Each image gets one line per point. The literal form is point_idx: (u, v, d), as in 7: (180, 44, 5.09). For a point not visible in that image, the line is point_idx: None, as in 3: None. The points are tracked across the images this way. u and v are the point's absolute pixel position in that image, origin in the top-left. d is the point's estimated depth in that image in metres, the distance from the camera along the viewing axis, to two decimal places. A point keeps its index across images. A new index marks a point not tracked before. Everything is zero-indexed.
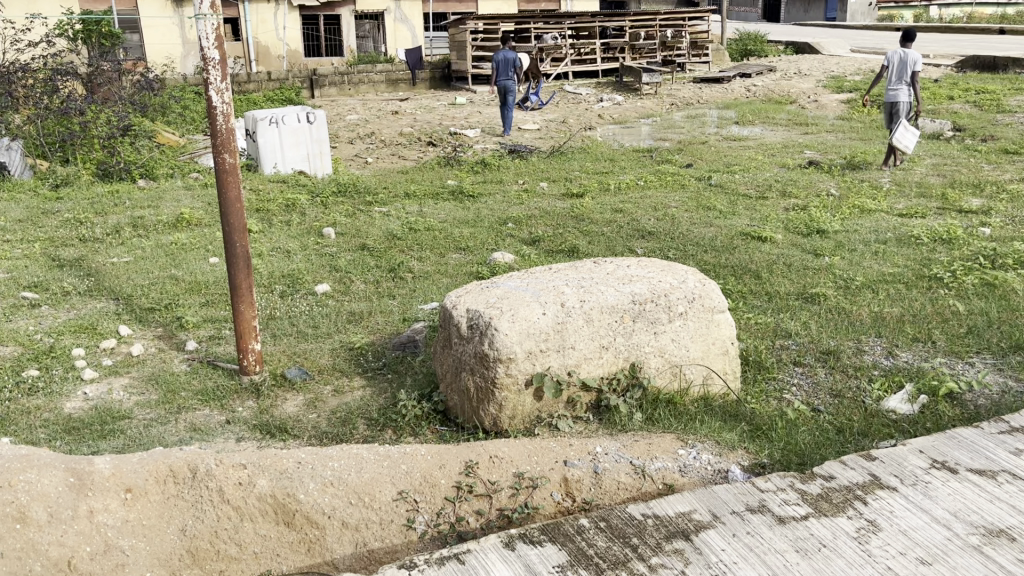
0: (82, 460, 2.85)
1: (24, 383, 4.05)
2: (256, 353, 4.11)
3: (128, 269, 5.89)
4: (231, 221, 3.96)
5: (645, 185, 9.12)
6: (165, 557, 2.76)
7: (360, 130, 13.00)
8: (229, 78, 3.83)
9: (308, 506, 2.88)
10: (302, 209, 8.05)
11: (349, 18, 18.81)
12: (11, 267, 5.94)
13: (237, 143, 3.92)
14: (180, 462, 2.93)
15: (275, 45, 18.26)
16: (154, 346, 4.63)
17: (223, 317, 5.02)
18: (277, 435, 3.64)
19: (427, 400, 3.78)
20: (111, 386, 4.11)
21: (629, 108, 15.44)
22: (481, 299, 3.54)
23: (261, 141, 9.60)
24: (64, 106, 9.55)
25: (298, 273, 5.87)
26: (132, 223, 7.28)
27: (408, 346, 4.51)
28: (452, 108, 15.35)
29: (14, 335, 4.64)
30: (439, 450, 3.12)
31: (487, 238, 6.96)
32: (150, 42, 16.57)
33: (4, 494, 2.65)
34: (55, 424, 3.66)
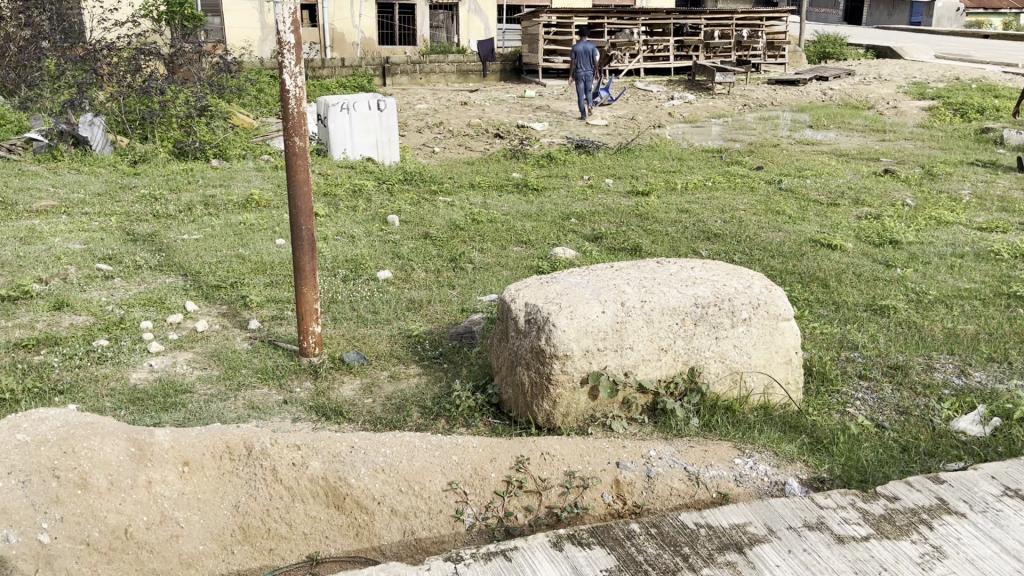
0: (143, 432, 2.91)
1: (93, 352, 4.18)
2: (316, 335, 4.16)
3: (198, 246, 6.03)
4: (298, 204, 4.00)
5: (713, 186, 8.97)
6: (217, 531, 2.80)
7: (429, 120, 13.07)
8: (303, 62, 3.86)
9: (358, 490, 2.90)
10: (368, 196, 8.14)
11: (424, 9, 18.96)
12: (88, 239, 6.13)
13: (308, 127, 3.96)
14: (236, 440, 2.98)
15: (350, 32, 18.43)
16: (218, 323, 4.72)
17: (286, 298, 5.09)
18: (331, 417, 3.67)
19: (482, 392, 3.78)
20: (176, 360, 4.21)
21: (700, 108, 15.20)
22: (540, 294, 3.51)
23: (332, 125, 9.73)
24: (145, 85, 9.83)
25: (361, 259, 5.93)
26: (203, 202, 7.45)
27: (464, 337, 4.51)
28: (521, 100, 15.33)
29: (87, 305, 4.78)
30: (491, 443, 3.11)
31: (550, 233, 6.93)
32: (230, 25, 16.93)
33: (68, 459, 2.70)
34: (121, 394, 3.76)
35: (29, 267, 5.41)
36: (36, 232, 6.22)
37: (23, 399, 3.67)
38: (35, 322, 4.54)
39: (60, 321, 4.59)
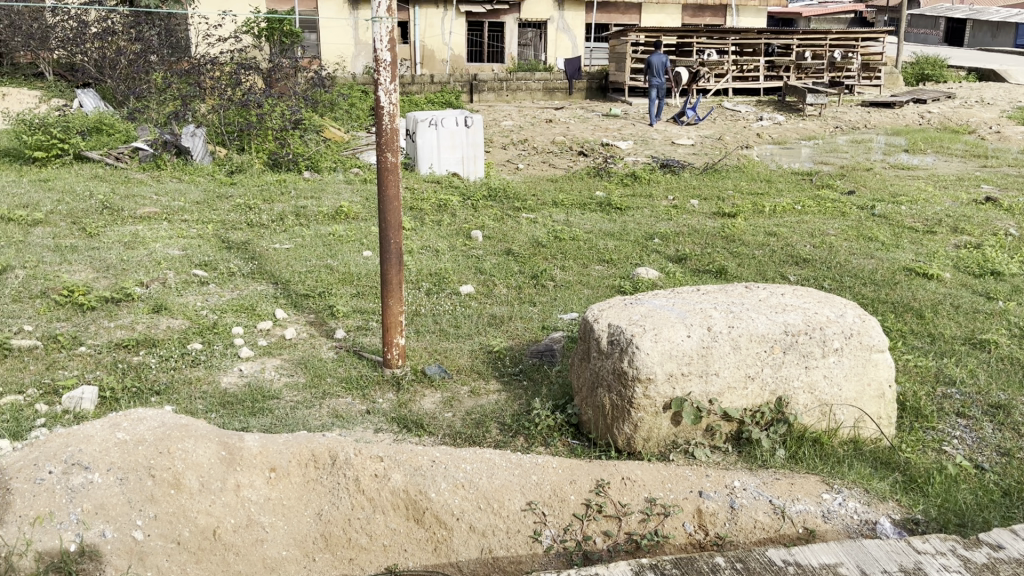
0: (233, 436, 3.02)
1: (188, 355, 4.33)
2: (400, 347, 4.22)
3: (290, 256, 6.20)
4: (388, 218, 4.08)
5: (802, 210, 8.75)
6: (301, 538, 2.86)
7: (514, 137, 13.17)
8: (398, 79, 3.93)
9: (438, 505, 2.91)
10: (453, 211, 8.23)
11: (513, 27, 19.06)
12: (187, 245, 6.38)
13: (400, 143, 4.03)
14: (321, 448, 3.06)
15: (440, 49, 18.71)
16: (306, 331, 4.84)
17: (371, 309, 5.19)
18: (412, 429, 3.71)
19: (562, 411, 3.75)
20: (265, 365, 4.32)
21: (790, 129, 14.90)
22: (624, 315, 3.47)
23: (420, 141, 9.87)
24: (244, 99, 10.10)
25: (444, 272, 5.99)
26: (295, 212, 7.66)
27: (545, 354, 4.49)
28: (607, 119, 15.30)
29: (183, 309, 4.96)
30: (571, 464, 3.10)
31: (632, 253, 6.86)
32: (326, 42, 17.42)
33: (164, 460, 2.80)
34: (212, 396, 3.89)
35: (132, 271, 5.65)
36: (139, 238, 6.50)
37: (122, 397, 3.82)
38: (136, 324, 4.73)
39: (158, 323, 4.77)
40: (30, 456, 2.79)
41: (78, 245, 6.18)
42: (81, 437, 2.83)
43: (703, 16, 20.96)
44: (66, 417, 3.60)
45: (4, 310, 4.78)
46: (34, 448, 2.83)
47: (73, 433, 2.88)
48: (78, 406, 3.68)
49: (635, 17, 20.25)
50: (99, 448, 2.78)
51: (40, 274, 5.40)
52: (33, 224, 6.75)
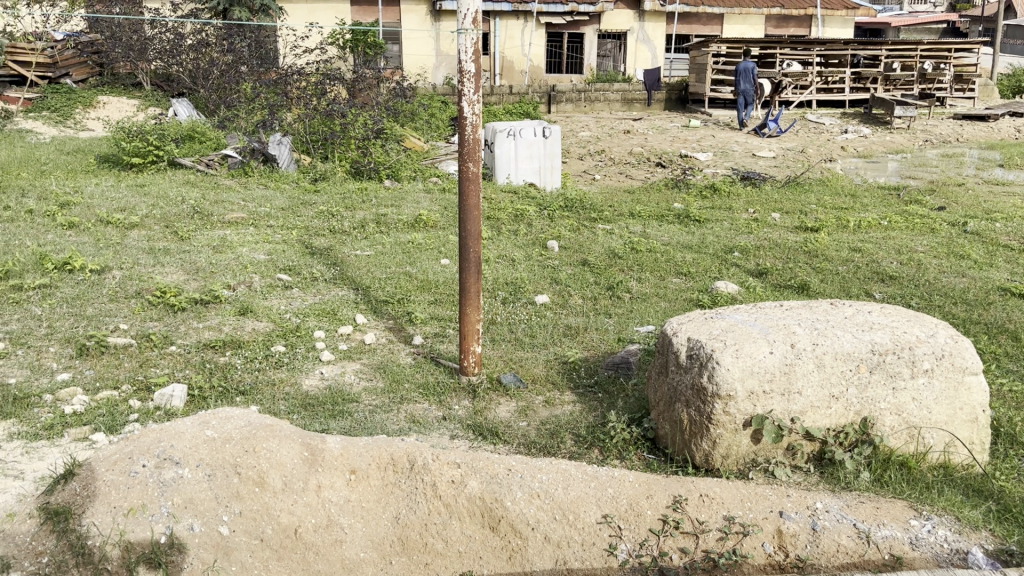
0: (316, 438, 3.09)
1: (272, 356, 4.46)
2: (476, 355, 4.25)
3: (370, 263, 6.32)
4: (468, 228, 4.11)
5: (889, 226, 8.47)
6: (378, 540, 2.90)
7: (591, 148, 13.14)
8: (482, 91, 3.97)
9: (513, 514, 2.93)
10: (530, 221, 8.25)
11: (592, 37, 19.12)
12: (272, 250, 6.56)
13: (482, 153, 4.05)
14: (400, 452, 3.10)
15: (519, 60, 18.84)
16: (384, 336, 4.92)
17: (448, 317, 5.24)
18: (487, 437, 3.73)
19: (637, 424, 3.71)
20: (344, 369, 4.41)
21: (877, 143, 14.48)
22: (704, 329, 3.43)
23: (497, 151, 9.93)
24: (329, 108, 10.38)
25: (520, 282, 6.01)
26: (375, 220, 7.81)
27: (621, 366, 4.45)
28: (686, 130, 15.13)
29: (268, 313, 5.10)
30: (647, 479, 3.08)
31: (711, 266, 6.76)
32: (408, 52, 17.75)
33: (249, 458, 2.89)
34: (294, 398, 3.98)
35: (220, 274, 5.85)
36: (227, 242, 6.72)
37: (210, 396, 3.95)
38: (223, 325, 4.89)
39: (244, 325, 4.92)
40: (125, 450, 2.91)
41: (171, 248, 6.43)
42: (174, 434, 2.95)
43: (788, 26, 20.56)
44: (158, 413, 3.74)
45: (101, 309, 5.00)
46: (128, 442, 2.96)
47: (165, 429, 3.00)
48: (168, 403, 3.82)
49: (717, 28, 20.01)
50: (190, 445, 2.89)
51: (135, 276, 5.63)
52: (129, 227, 7.04)
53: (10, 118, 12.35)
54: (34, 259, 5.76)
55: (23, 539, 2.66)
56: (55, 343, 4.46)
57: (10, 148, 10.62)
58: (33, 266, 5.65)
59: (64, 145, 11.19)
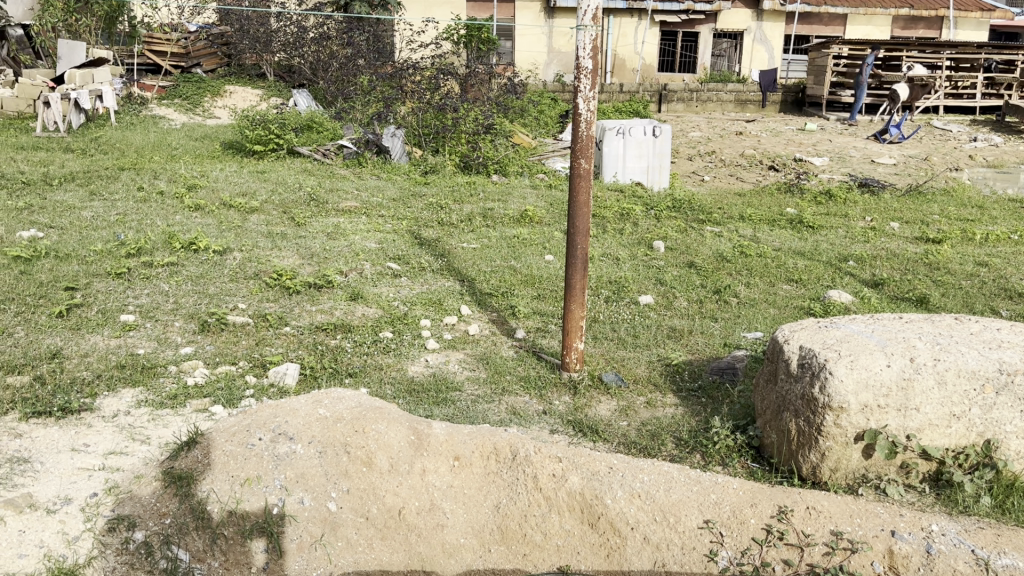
0: (422, 423, 3.17)
1: (380, 342, 4.57)
2: (579, 352, 4.24)
3: (476, 255, 6.39)
4: (576, 225, 4.11)
5: (1020, 240, 7.99)
6: (479, 527, 2.98)
7: (701, 148, 12.93)
8: (598, 87, 3.94)
9: (613, 512, 2.95)
10: (636, 220, 8.18)
11: (708, 37, 18.76)
12: (382, 239, 6.72)
13: (594, 150, 4.04)
14: (503, 442, 3.15)
15: (631, 58, 18.72)
16: (488, 328, 4.97)
17: (551, 312, 5.25)
18: (587, 434, 3.72)
19: (741, 432, 3.63)
20: (449, 358, 4.48)
21: (1008, 152, 13.67)
22: (818, 338, 3.31)
23: (605, 149, 9.89)
24: (441, 102, 10.47)
25: (624, 281, 5.97)
26: (482, 214, 7.89)
27: (726, 371, 4.35)
28: (802, 134, 14.68)
29: (377, 300, 5.23)
30: (752, 487, 3.02)
31: (824, 274, 6.54)
32: (520, 49, 17.84)
33: (358, 438, 2.99)
34: (400, 383, 4.08)
35: (333, 260, 6.04)
36: (341, 230, 6.93)
37: (321, 376, 4.09)
38: (334, 309, 5.04)
39: (354, 311, 5.06)
40: (243, 423, 3.07)
41: (288, 233, 6.68)
42: (288, 411, 3.09)
43: (917, 28, 19.62)
44: (272, 390, 3.90)
45: (223, 288, 5.24)
46: (246, 416, 3.12)
47: (280, 406, 3.15)
48: (282, 381, 3.98)
49: (839, 28, 19.32)
50: (304, 422, 3.02)
51: (254, 258, 5.88)
52: (249, 211, 7.35)
53: (146, 104, 13.07)
54: (164, 238, 6.09)
55: (148, 500, 2.81)
56: (180, 318, 4.70)
57: (145, 132, 11.26)
58: (162, 245, 5.97)
59: (193, 131, 11.77)
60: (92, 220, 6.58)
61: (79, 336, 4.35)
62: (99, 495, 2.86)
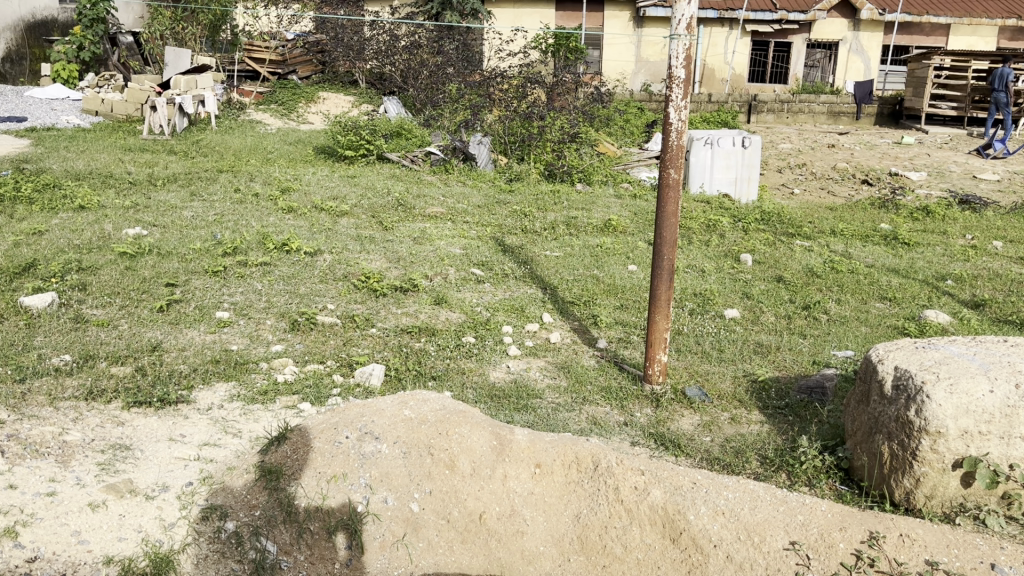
0: (505, 429, 3.20)
1: (463, 346, 4.61)
2: (662, 364, 4.19)
3: (559, 263, 6.39)
4: (663, 235, 4.06)
5: None
6: (558, 537, 2.98)
7: (791, 160, 12.62)
8: (690, 97, 3.89)
9: (696, 529, 2.92)
10: (723, 232, 8.05)
11: (801, 47, 18.32)
12: (467, 245, 6.79)
13: (684, 160, 3.98)
14: (585, 452, 3.16)
15: (721, 67, 18.45)
16: (569, 337, 4.95)
17: (633, 323, 5.20)
18: (669, 448, 3.67)
19: (830, 452, 3.52)
20: (530, 365, 4.49)
21: None
22: (914, 359, 3.18)
23: (693, 160, 9.76)
24: (528, 111, 10.56)
25: (709, 294, 5.87)
26: (566, 222, 7.88)
27: (815, 391, 4.21)
28: (898, 147, 14.18)
29: (461, 304, 5.28)
30: (842, 510, 2.97)
31: (920, 293, 6.29)
32: (608, 58, 17.78)
33: (442, 440, 3.03)
34: (481, 388, 4.10)
35: (419, 264, 6.12)
36: (427, 234, 7.03)
37: (405, 378, 4.15)
38: (419, 313, 5.12)
39: (438, 315, 5.12)
40: (331, 421, 3.17)
41: (376, 237, 6.81)
42: (375, 411, 3.18)
43: None
44: (357, 390, 3.97)
45: (312, 288, 5.37)
46: (335, 414, 3.21)
47: (368, 405, 3.24)
48: (367, 381, 4.05)
49: (942, 38, 18.59)
50: (389, 422, 3.09)
51: (344, 260, 6.01)
52: (339, 214, 7.53)
53: (244, 109, 13.57)
54: (258, 239, 6.29)
55: (239, 493, 2.90)
56: (271, 316, 4.84)
57: (243, 136, 11.67)
58: (257, 244, 6.17)
59: (287, 136, 12.14)
60: (192, 219, 6.84)
61: (178, 330, 4.53)
62: (194, 484, 2.98)
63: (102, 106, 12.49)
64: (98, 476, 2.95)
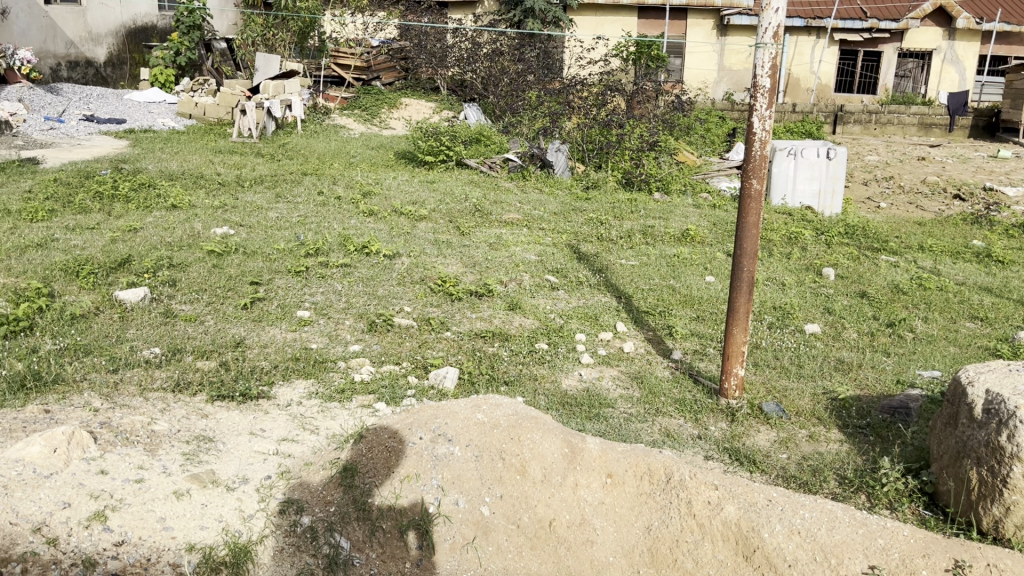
0: (577, 437, 3.20)
1: (536, 353, 4.62)
2: (738, 378, 4.11)
3: (635, 273, 6.34)
4: (743, 246, 4.00)
5: None
6: (628, 548, 2.95)
7: (878, 173, 12.25)
8: (775, 106, 3.82)
9: (771, 546, 2.86)
10: (805, 244, 7.86)
11: (891, 56, 17.78)
12: (542, 252, 6.80)
13: (767, 171, 3.91)
14: (658, 464, 3.13)
15: (806, 77, 18.05)
16: (643, 347, 4.91)
17: (709, 335, 5.12)
18: (744, 464, 3.59)
19: (914, 475, 3.40)
20: (602, 374, 4.46)
21: None
22: (1008, 381, 3.05)
23: (775, 170, 9.58)
24: (607, 119, 10.50)
25: (790, 308, 5.73)
26: (643, 231, 7.82)
27: (898, 411, 4.07)
28: (994, 161, 13.61)
29: (534, 311, 5.29)
30: (925, 536, 2.89)
31: (1014, 314, 6.02)
32: (690, 66, 17.58)
33: (514, 445, 3.06)
34: (553, 395, 4.10)
35: (494, 270, 6.17)
36: (503, 240, 7.06)
37: (478, 382, 4.18)
38: (493, 317, 5.15)
39: (512, 320, 5.14)
40: (407, 422, 3.23)
41: (453, 242, 6.88)
42: (449, 413, 3.22)
43: None
44: (431, 391, 4.03)
45: (390, 290, 5.46)
46: (410, 415, 3.28)
47: (442, 407, 3.29)
48: (441, 384, 4.09)
49: None
50: (463, 425, 3.13)
51: (421, 264, 6.10)
52: (418, 219, 7.64)
53: (329, 114, 13.90)
54: (339, 241, 6.43)
55: (316, 489, 2.97)
56: (350, 317, 4.94)
57: (327, 140, 11.95)
58: (338, 246, 6.31)
59: (369, 141, 12.38)
60: (278, 220, 7.04)
61: (260, 328, 4.67)
62: (272, 478, 3.06)
63: (196, 110, 12.96)
64: (182, 466, 3.05)
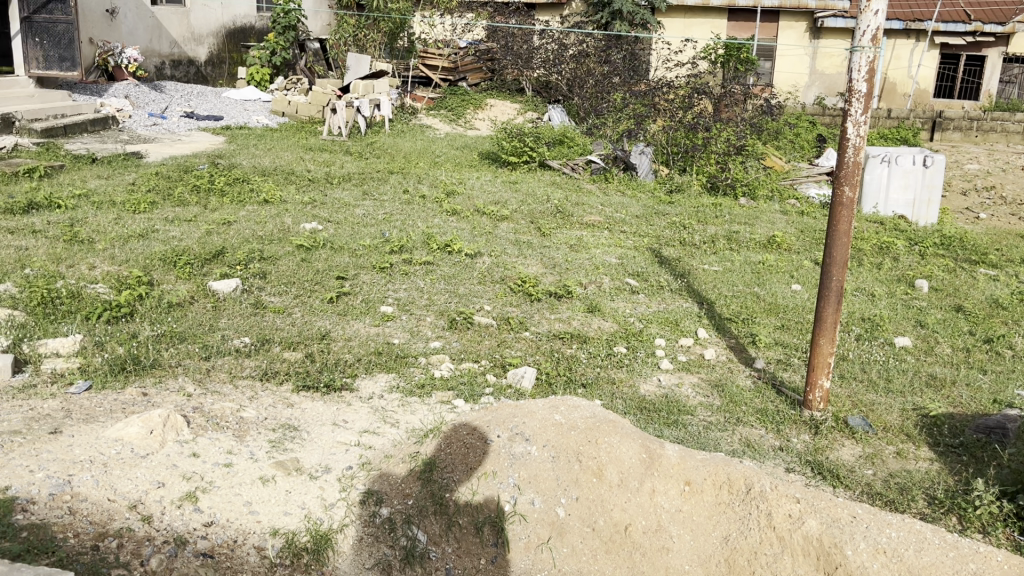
0: (655, 442, 3.18)
1: (614, 356, 4.59)
2: (823, 391, 4.00)
3: (718, 278, 6.24)
4: (833, 254, 3.88)
5: None
6: (705, 558, 2.92)
7: (978, 182, 11.73)
8: (871, 112, 3.70)
9: (854, 564, 2.78)
10: (897, 254, 7.60)
11: (996, 60, 16.95)
12: (623, 255, 6.75)
13: (861, 178, 3.79)
14: (738, 474, 3.07)
15: (904, 82, 17.42)
16: (725, 354, 4.83)
17: (794, 345, 5.00)
18: (826, 478, 3.50)
19: (1010, 499, 3.25)
20: (682, 381, 4.41)
21: None
22: None
23: (867, 178, 9.29)
24: (694, 122, 10.38)
25: (880, 319, 5.54)
26: (727, 236, 7.68)
27: (995, 431, 3.87)
28: None
29: (614, 314, 5.27)
30: (1020, 563, 2.78)
31: None
32: (781, 70, 17.11)
33: (591, 448, 3.06)
34: (631, 400, 4.07)
35: (574, 271, 6.16)
36: (584, 242, 7.05)
37: (556, 383, 4.18)
38: (572, 319, 5.15)
39: (591, 322, 5.13)
40: (485, 420, 3.27)
41: (534, 243, 6.89)
42: (527, 413, 3.25)
43: None
44: (509, 390, 4.05)
45: (471, 289, 5.51)
46: (488, 413, 3.32)
47: (520, 407, 3.31)
48: (519, 383, 4.12)
49: None
50: (540, 424, 3.15)
51: (502, 264, 6.14)
52: (500, 219, 7.69)
53: (415, 114, 14.11)
54: (423, 239, 6.53)
55: (396, 481, 3.02)
56: (431, 313, 5.01)
57: (413, 140, 12.13)
58: (422, 244, 6.40)
59: (454, 141, 12.51)
60: (364, 217, 7.19)
61: (345, 321, 4.78)
62: (354, 469, 3.13)
63: (288, 108, 13.35)
64: (269, 452, 3.15)
